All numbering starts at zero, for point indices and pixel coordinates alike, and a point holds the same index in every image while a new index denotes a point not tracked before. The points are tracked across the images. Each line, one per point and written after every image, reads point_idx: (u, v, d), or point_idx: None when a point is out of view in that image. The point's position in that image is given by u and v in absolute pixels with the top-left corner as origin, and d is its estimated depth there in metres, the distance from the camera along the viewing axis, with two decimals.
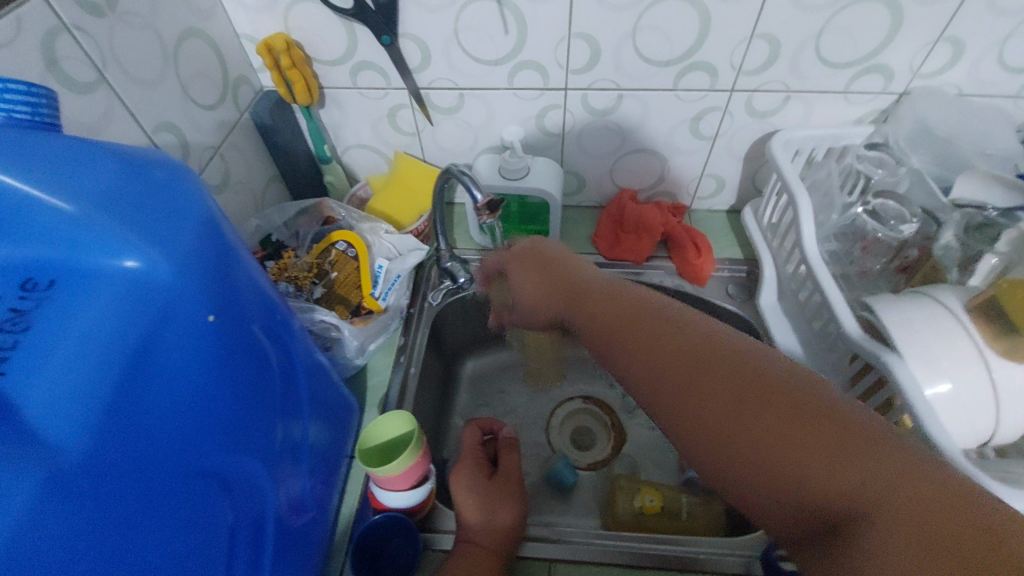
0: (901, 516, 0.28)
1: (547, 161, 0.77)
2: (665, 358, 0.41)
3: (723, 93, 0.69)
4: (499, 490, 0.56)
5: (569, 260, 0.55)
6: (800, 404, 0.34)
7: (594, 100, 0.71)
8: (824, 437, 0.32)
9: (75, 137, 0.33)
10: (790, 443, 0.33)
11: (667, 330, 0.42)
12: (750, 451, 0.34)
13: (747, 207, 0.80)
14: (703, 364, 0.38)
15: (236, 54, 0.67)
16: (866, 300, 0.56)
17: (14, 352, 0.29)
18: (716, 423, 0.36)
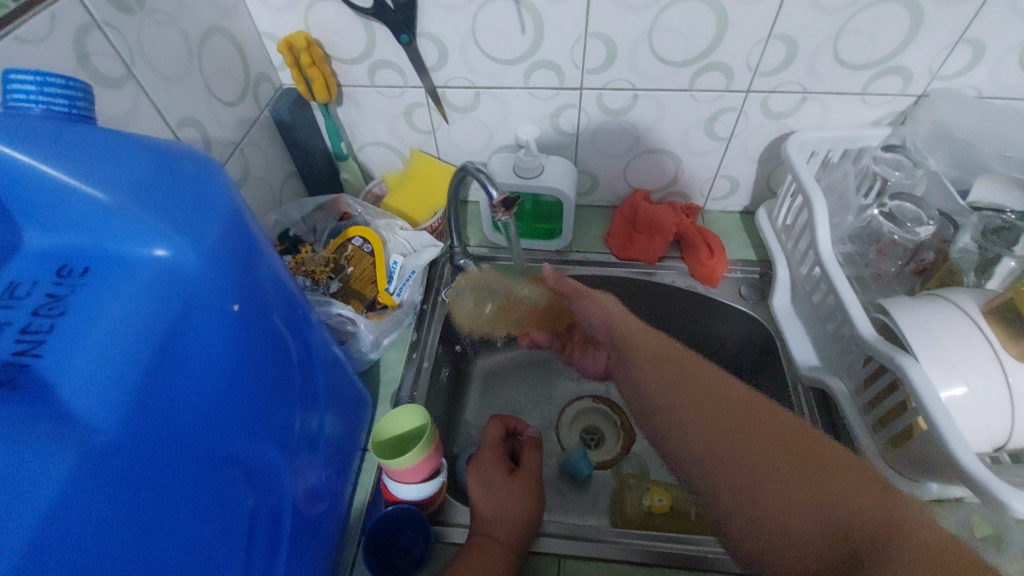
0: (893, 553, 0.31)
1: (562, 159, 0.77)
2: (693, 399, 0.42)
3: (739, 94, 0.69)
4: (516, 487, 0.56)
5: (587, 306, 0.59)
6: (821, 457, 0.36)
7: (608, 99, 0.71)
8: (840, 488, 0.34)
9: (110, 127, 0.33)
10: (816, 493, 0.34)
11: (696, 375, 0.44)
12: (773, 495, 0.35)
13: (761, 209, 0.79)
14: (732, 409, 0.40)
15: (256, 51, 0.67)
16: (882, 302, 0.55)
17: (49, 335, 0.30)
18: (723, 460, 0.38)
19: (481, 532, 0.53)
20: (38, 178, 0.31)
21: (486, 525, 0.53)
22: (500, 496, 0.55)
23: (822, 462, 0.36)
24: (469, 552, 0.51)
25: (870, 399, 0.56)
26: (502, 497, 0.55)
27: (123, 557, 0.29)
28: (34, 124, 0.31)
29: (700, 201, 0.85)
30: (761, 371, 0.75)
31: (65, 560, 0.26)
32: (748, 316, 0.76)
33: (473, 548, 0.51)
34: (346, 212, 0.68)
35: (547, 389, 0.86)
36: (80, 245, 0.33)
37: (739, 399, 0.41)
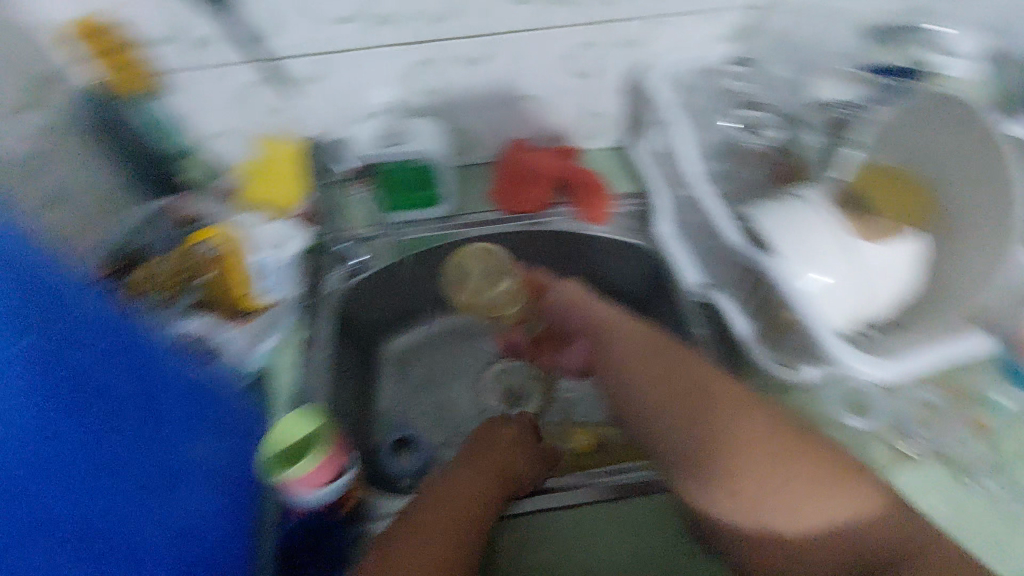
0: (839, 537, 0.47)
1: (427, 121, 0.72)
2: (669, 395, 0.56)
3: (593, 27, 0.67)
4: (483, 482, 0.57)
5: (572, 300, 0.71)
6: (780, 437, 0.50)
7: (463, 50, 0.67)
8: (809, 488, 0.48)
9: None
10: (798, 483, 0.48)
11: (679, 371, 0.57)
12: (762, 501, 0.49)
13: (635, 141, 0.80)
14: (703, 409, 0.53)
15: (40, 48, 0.56)
16: (746, 212, 0.57)
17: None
18: (703, 440, 0.52)
19: (429, 502, 0.53)
20: None
21: (435, 499, 0.53)
22: (461, 475, 0.57)
23: (808, 461, 0.49)
24: (411, 521, 0.51)
25: (754, 303, 0.59)
26: (464, 480, 0.56)
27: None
28: None
29: (577, 141, 0.84)
30: (658, 298, 0.78)
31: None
32: (641, 248, 0.77)
33: (414, 518, 0.51)
34: (192, 215, 0.60)
35: (463, 360, 0.83)
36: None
37: (701, 392, 0.54)
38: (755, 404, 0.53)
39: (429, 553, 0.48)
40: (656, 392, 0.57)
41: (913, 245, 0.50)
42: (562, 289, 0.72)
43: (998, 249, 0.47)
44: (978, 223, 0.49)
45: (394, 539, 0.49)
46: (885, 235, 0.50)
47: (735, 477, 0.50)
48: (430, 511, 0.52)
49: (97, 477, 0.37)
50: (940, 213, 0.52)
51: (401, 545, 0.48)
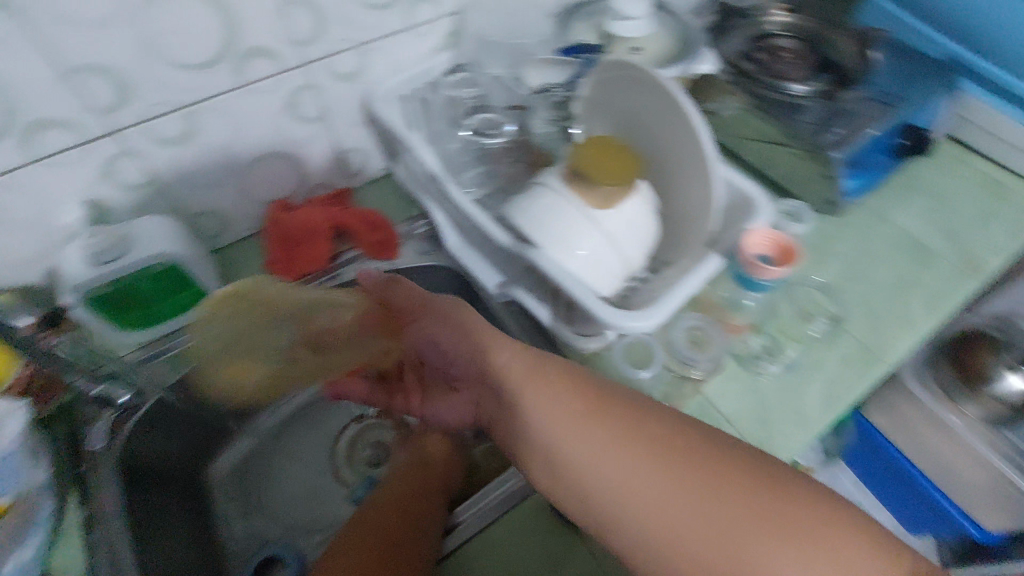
0: (800, 550, 0.41)
1: (152, 219, 0.63)
2: (624, 441, 0.47)
3: (298, 71, 0.64)
4: (417, 498, 0.59)
5: (463, 341, 0.58)
6: (742, 471, 0.44)
7: (159, 131, 0.60)
8: (780, 516, 0.42)
9: None
10: (767, 523, 0.42)
11: (635, 415, 0.49)
12: (729, 543, 0.42)
13: (396, 166, 0.79)
14: (671, 449, 0.46)
15: None
16: (503, 210, 0.59)
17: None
18: (664, 491, 0.44)
19: (357, 528, 0.55)
20: None
21: (360, 525, 0.56)
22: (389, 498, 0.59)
23: (772, 489, 0.44)
24: (340, 552, 0.52)
25: (543, 291, 0.61)
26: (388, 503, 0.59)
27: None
28: None
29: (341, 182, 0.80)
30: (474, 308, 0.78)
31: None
32: (439, 267, 0.76)
33: (341, 545, 0.53)
34: None
35: (307, 444, 0.76)
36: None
37: (667, 434, 0.47)
38: (680, 430, 0.47)
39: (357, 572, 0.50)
40: (603, 463, 0.47)
41: (643, 194, 0.56)
42: (427, 324, 0.60)
43: (703, 176, 0.54)
44: (686, 161, 0.55)
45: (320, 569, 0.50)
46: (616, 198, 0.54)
47: (677, 530, 0.43)
48: (359, 541, 0.54)
49: None
50: (656, 159, 0.59)
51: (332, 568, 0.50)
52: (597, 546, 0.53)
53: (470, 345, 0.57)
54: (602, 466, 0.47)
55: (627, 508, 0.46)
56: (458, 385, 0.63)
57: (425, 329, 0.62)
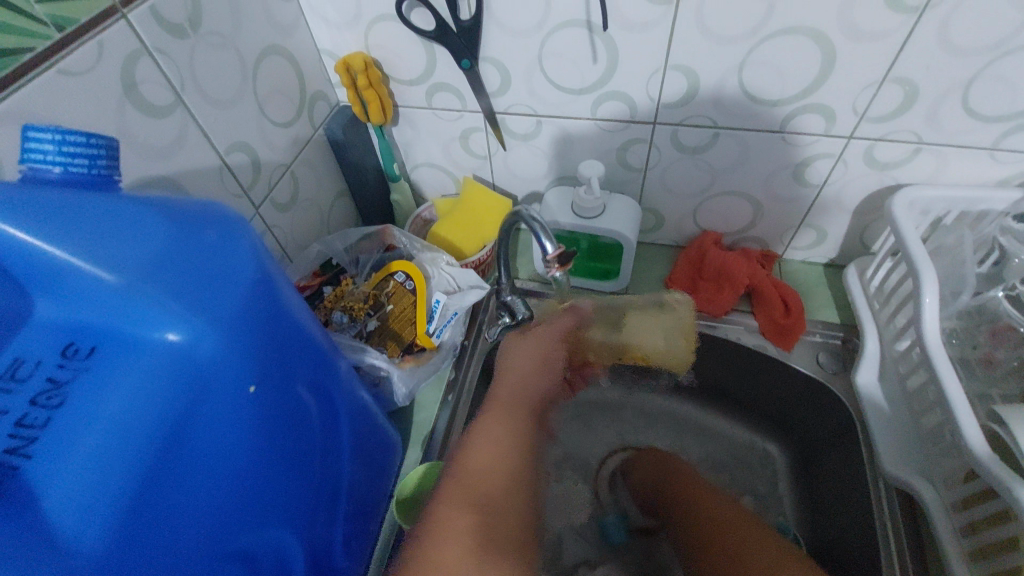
0: (668, 483, 0.67)
1: (625, 200, 0.70)
2: (684, 492, 0.65)
3: (839, 140, 0.60)
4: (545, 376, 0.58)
5: (709, 497, 0.62)
6: (676, 479, 0.67)
7: (683, 137, 0.64)
8: (667, 476, 0.68)
9: (162, 203, 0.30)
10: (675, 484, 0.67)
11: (690, 480, 0.66)
12: (674, 496, 0.66)
13: (851, 266, 0.70)
14: (675, 470, 0.68)
15: (315, 70, 0.65)
16: (1004, 413, 0.47)
17: (43, 434, 0.26)
18: (687, 505, 0.63)
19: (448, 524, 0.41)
20: (58, 263, 0.27)
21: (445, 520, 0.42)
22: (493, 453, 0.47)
23: (673, 472, 0.68)
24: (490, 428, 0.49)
25: (973, 521, 0.49)
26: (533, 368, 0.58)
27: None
28: (67, 202, 0.27)
29: (779, 248, 0.75)
30: (834, 453, 0.66)
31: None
32: (823, 388, 0.66)
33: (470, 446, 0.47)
34: (391, 244, 0.64)
35: (585, 432, 0.81)
36: (76, 321, 0.28)
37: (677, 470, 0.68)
38: (685, 482, 0.66)
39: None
40: (699, 502, 0.62)
41: None
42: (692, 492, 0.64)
43: None
44: None
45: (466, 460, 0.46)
46: None
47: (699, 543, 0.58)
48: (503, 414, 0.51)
49: (282, 510, 0.37)
50: None
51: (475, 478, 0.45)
52: None
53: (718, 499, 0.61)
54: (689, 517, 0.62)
55: (674, 502, 0.65)
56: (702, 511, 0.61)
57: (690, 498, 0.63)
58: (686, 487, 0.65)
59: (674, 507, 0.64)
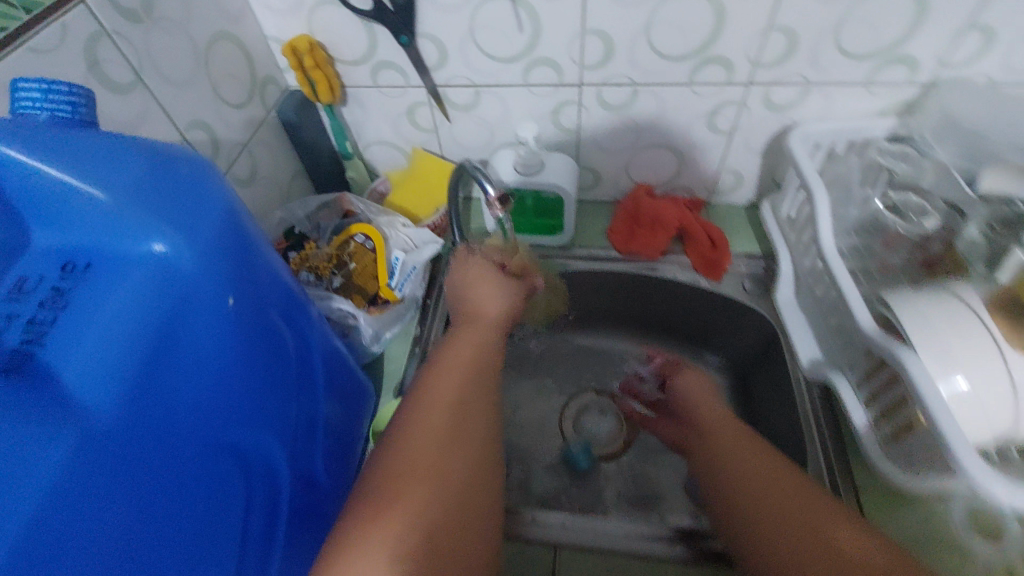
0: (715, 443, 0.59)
1: (563, 158, 0.76)
2: (736, 453, 0.56)
3: (740, 87, 0.68)
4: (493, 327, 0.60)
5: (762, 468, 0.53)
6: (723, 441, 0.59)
7: (606, 95, 0.71)
8: (716, 441, 0.60)
9: (138, 138, 0.34)
10: (724, 445, 0.58)
11: (740, 446, 0.57)
12: (719, 456, 0.58)
13: (766, 202, 0.79)
14: (722, 435, 0.60)
15: (263, 55, 0.69)
16: (883, 296, 0.55)
17: (52, 328, 0.32)
18: (738, 470, 0.54)
19: (427, 406, 0.46)
20: (51, 186, 0.32)
21: (429, 403, 0.46)
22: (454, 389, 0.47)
23: (725, 435, 0.60)
24: (450, 370, 0.49)
25: (872, 391, 0.56)
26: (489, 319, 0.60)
27: (113, 551, 0.30)
28: (54, 136, 0.32)
29: (705, 194, 0.84)
30: (764, 366, 0.75)
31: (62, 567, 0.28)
32: (750, 310, 0.75)
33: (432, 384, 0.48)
34: (349, 210, 0.69)
35: (545, 381, 0.87)
36: (73, 242, 0.34)
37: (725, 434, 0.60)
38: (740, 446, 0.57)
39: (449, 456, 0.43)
40: (755, 470, 0.53)
41: None
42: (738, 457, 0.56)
43: None
44: None
45: (427, 398, 0.46)
46: None
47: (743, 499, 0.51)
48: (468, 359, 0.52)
49: (263, 417, 0.42)
50: None
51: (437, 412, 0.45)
52: None
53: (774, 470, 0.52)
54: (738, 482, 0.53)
55: (717, 465, 0.57)
56: (760, 478, 0.52)
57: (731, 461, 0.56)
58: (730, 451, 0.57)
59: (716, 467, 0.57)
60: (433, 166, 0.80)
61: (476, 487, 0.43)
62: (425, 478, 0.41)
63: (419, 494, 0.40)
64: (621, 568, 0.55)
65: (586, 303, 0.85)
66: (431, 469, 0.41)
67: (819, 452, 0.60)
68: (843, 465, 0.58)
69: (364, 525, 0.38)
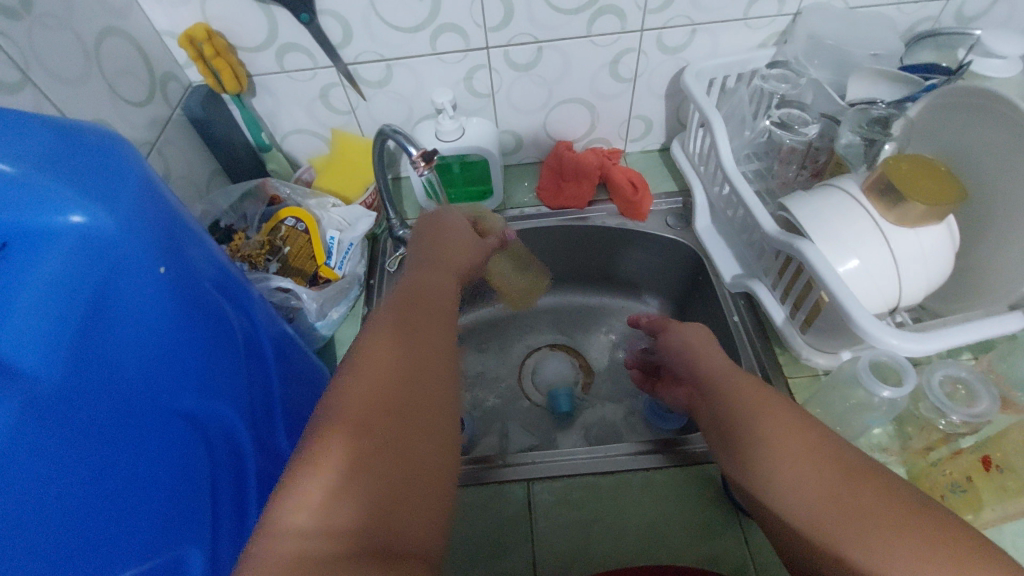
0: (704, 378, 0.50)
1: (481, 120, 0.78)
2: (721, 389, 0.48)
3: (635, 33, 0.73)
4: (443, 284, 0.55)
5: (745, 404, 0.45)
6: (736, 397, 0.46)
7: (514, 56, 0.74)
8: (716, 387, 0.48)
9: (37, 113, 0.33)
10: (705, 375, 0.50)
11: (729, 380, 0.48)
12: (701, 389, 0.50)
13: (675, 141, 0.85)
14: (729, 386, 0.47)
15: (158, 50, 0.67)
16: (782, 202, 0.61)
17: None
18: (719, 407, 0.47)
19: (373, 367, 0.42)
20: None
21: (366, 361, 0.42)
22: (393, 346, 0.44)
23: (716, 367, 0.50)
24: (393, 329, 0.46)
25: (785, 287, 0.62)
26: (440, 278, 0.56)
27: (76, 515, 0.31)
28: None
29: (620, 143, 0.89)
30: (696, 291, 0.80)
31: (25, 534, 0.28)
32: (674, 242, 0.80)
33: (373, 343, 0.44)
34: (275, 196, 0.68)
35: (499, 345, 0.89)
36: None
37: (734, 385, 0.47)
38: (737, 382, 0.47)
39: (391, 423, 0.39)
40: (738, 408, 0.45)
41: (945, 226, 0.54)
42: (722, 395, 0.47)
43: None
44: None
45: (367, 357, 0.43)
46: (912, 221, 0.54)
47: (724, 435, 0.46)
48: (413, 317, 0.48)
49: (213, 389, 0.42)
50: (985, 204, 0.55)
51: (374, 370, 0.42)
52: (756, 535, 0.53)
53: (764, 406, 0.44)
54: (719, 419, 0.47)
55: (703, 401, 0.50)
56: (742, 415, 0.44)
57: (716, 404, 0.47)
58: (718, 390, 0.48)
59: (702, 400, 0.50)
60: (356, 148, 0.80)
61: (425, 456, 0.39)
62: (366, 445, 0.37)
63: (356, 460, 0.36)
64: (591, 490, 0.58)
65: (526, 263, 0.88)
66: (374, 435, 0.38)
67: (752, 353, 0.66)
68: (770, 358, 0.64)
69: (297, 497, 0.34)
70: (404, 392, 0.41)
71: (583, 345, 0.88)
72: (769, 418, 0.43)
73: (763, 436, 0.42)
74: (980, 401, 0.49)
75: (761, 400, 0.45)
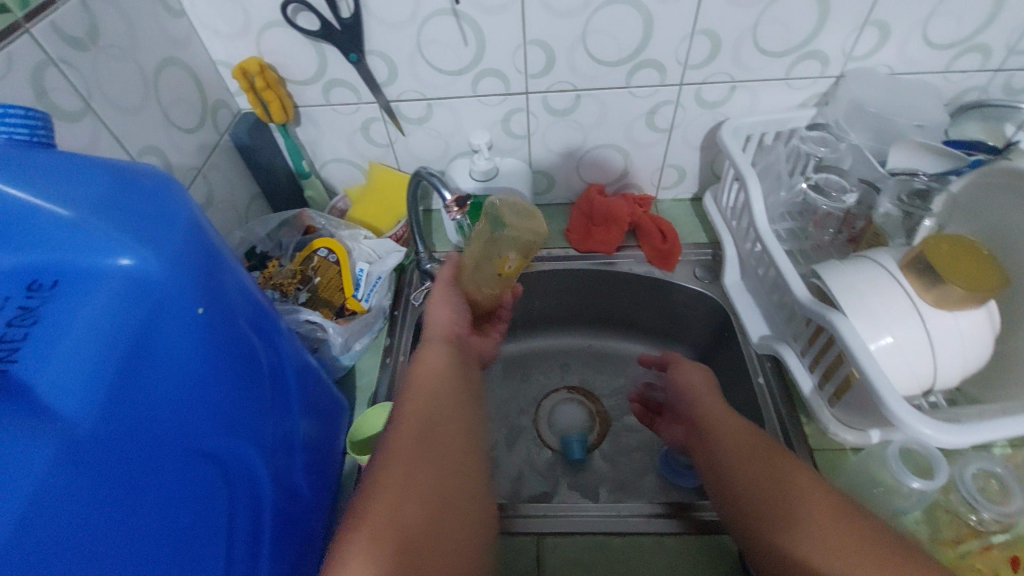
0: (720, 440, 0.53)
1: (514, 161, 0.80)
2: (741, 452, 0.50)
3: (674, 87, 0.74)
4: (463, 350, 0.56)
5: (768, 470, 0.47)
6: (757, 460, 0.48)
7: (552, 102, 0.75)
8: (731, 452, 0.51)
9: (96, 158, 0.35)
10: (721, 438, 0.53)
11: (747, 443, 0.50)
12: (717, 452, 0.52)
13: (708, 193, 0.84)
14: (750, 450, 0.49)
15: (212, 79, 0.70)
16: (814, 268, 0.60)
17: (23, 343, 0.32)
18: (738, 469, 0.49)
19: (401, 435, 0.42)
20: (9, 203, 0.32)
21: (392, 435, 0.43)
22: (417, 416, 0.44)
23: (732, 430, 0.53)
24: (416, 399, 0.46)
25: (814, 356, 0.60)
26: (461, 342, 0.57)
27: (105, 556, 0.31)
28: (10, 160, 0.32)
29: (652, 189, 0.89)
30: (720, 347, 0.79)
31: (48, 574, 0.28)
32: (701, 294, 0.80)
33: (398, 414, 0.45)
34: (310, 226, 0.71)
35: (517, 383, 0.88)
36: (35, 261, 0.34)
37: (752, 449, 0.49)
38: (755, 446, 0.50)
39: (413, 495, 0.38)
40: (756, 474, 0.47)
41: (985, 311, 0.53)
42: (740, 462, 0.49)
43: None
44: None
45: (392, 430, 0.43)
46: (951, 303, 0.52)
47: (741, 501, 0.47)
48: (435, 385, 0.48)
49: (238, 426, 0.42)
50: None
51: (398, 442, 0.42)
52: None
53: (783, 472, 0.46)
54: (737, 485, 0.48)
55: (718, 464, 0.52)
56: (765, 482, 0.46)
57: (734, 469, 0.49)
58: (734, 454, 0.50)
59: (715, 465, 0.52)
60: (392, 180, 0.82)
61: (450, 520, 0.39)
62: (389, 518, 0.36)
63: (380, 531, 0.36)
64: (603, 549, 0.57)
65: (550, 303, 0.88)
66: (396, 509, 0.37)
67: (775, 420, 0.64)
68: (794, 427, 0.63)
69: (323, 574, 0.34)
70: (427, 462, 0.40)
71: (601, 390, 0.87)
72: (788, 485, 0.45)
73: (788, 505, 0.44)
74: (1013, 499, 0.48)
75: (782, 468, 0.47)
